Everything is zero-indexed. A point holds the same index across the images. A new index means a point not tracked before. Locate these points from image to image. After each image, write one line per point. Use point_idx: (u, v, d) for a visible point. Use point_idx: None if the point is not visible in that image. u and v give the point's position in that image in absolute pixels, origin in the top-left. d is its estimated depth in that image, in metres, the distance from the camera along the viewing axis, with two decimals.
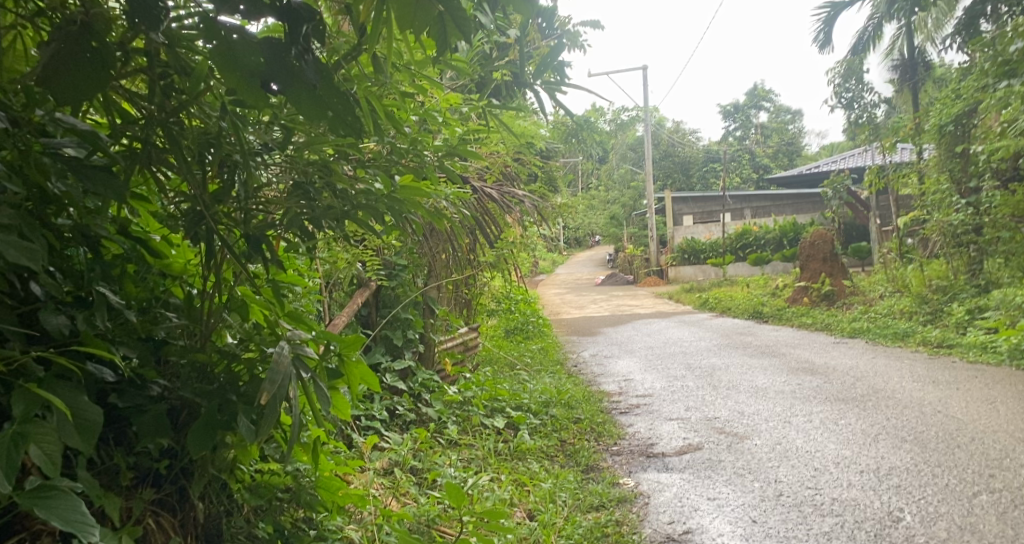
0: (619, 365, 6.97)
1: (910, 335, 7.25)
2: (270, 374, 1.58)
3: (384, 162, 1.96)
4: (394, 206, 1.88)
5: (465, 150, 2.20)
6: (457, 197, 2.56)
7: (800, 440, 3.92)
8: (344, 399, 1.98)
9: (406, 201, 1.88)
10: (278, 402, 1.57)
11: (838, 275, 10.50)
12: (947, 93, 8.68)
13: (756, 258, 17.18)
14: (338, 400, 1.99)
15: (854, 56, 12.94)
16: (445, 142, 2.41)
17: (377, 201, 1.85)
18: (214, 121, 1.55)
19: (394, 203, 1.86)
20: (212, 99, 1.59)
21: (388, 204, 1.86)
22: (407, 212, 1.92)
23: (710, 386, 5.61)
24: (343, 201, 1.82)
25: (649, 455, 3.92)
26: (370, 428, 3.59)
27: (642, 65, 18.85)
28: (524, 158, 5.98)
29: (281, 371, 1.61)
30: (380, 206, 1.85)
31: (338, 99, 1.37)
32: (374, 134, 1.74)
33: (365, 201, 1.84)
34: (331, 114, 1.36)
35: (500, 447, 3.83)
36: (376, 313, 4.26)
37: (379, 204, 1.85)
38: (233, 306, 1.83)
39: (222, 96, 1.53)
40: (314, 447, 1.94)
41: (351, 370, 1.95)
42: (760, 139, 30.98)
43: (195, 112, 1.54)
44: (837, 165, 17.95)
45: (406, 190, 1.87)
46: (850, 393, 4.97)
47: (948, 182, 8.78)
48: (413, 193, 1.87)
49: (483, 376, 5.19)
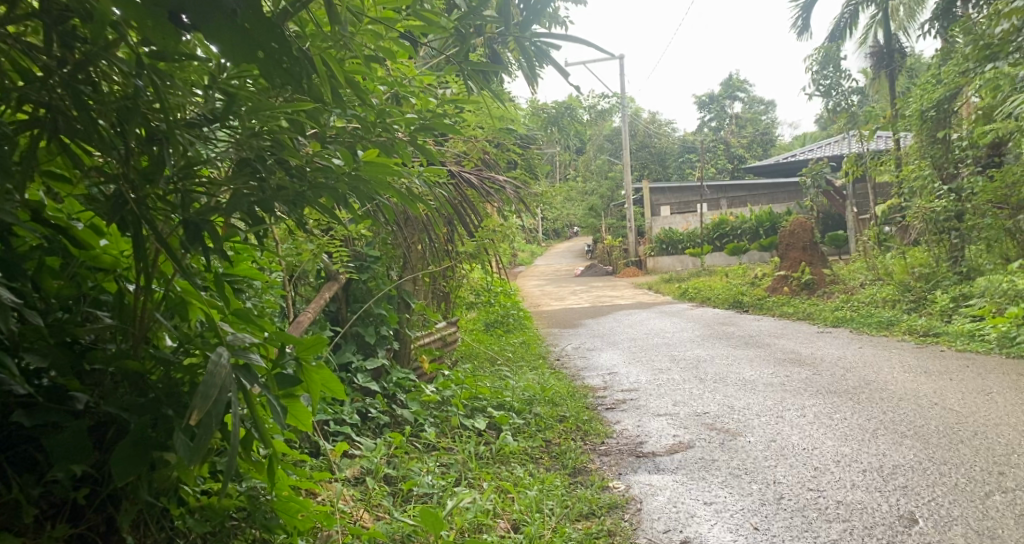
0: (602, 358, 6.76)
1: (895, 323, 7.10)
2: (204, 385, 1.33)
3: (347, 138, 1.74)
4: (356, 186, 1.64)
5: (442, 124, 1.98)
6: (433, 179, 2.34)
7: (795, 437, 3.73)
8: (302, 409, 1.75)
9: (372, 180, 1.66)
10: (214, 419, 1.33)
11: (819, 264, 10.37)
12: (927, 78, 8.54)
13: (735, 248, 17.05)
14: (298, 410, 1.77)
15: (831, 44, 12.81)
16: (418, 117, 2.18)
17: (337, 183, 1.61)
18: (131, 81, 1.32)
19: (357, 183, 1.63)
20: (128, 57, 1.35)
21: (349, 184, 1.63)
22: (374, 194, 1.69)
23: (697, 379, 5.42)
24: (298, 180, 1.58)
25: (638, 455, 3.72)
26: (340, 434, 3.37)
27: (618, 55, 18.65)
28: (499, 146, 5.73)
29: (221, 380, 1.36)
30: (341, 186, 1.62)
31: (270, 33, 1.20)
32: (333, 102, 1.51)
33: (324, 180, 1.60)
34: (261, 54, 1.21)
35: (482, 450, 3.61)
36: (346, 308, 4.01)
37: (339, 185, 1.61)
38: (171, 302, 1.59)
39: (136, 48, 1.32)
40: (270, 464, 1.70)
41: (311, 377, 1.74)
42: (735, 129, 30.97)
43: (109, 71, 1.31)
44: (813, 154, 17.87)
45: (371, 167, 1.64)
46: (842, 384, 4.80)
47: (930, 168, 8.52)
48: (378, 171, 1.64)
49: (462, 373, 4.95)
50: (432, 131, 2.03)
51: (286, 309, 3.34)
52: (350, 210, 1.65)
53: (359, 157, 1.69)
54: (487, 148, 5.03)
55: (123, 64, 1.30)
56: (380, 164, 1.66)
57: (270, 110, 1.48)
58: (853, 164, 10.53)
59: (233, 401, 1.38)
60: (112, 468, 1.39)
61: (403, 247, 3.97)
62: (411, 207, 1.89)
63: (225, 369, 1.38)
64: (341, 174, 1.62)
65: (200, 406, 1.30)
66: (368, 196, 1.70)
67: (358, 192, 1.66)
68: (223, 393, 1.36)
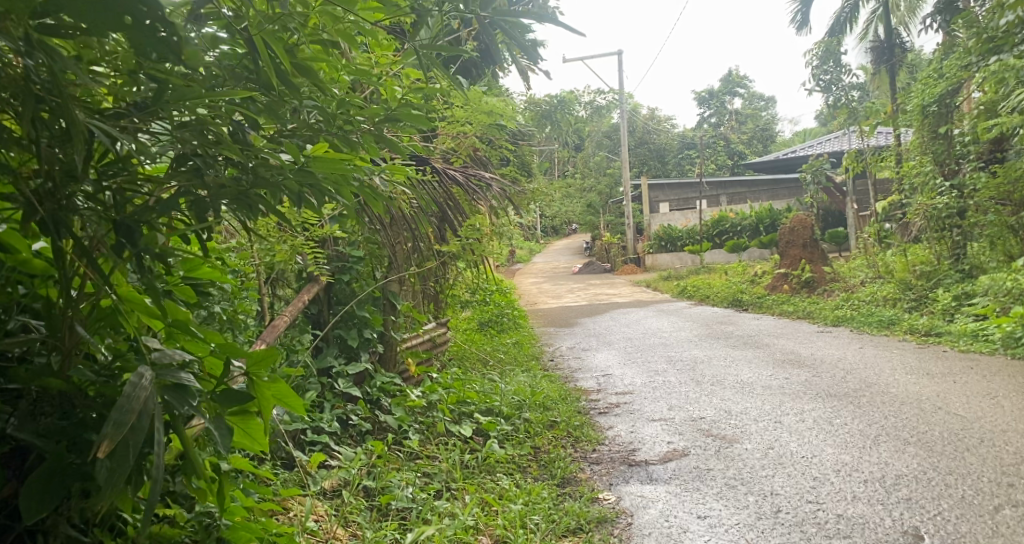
0: (597, 359, 6.62)
1: (896, 323, 6.95)
2: (118, 411, 1.18)
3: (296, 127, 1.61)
4: (308, 184, 1.54)
5: (408, 114, 1.85)
6: (398, 175, 2.22)
7: (793, 444, 3.59)
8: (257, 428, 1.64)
9: (322, 174, 1.54)
10: (131, 451, 1.18)
11: (818, 262, 10.21)
12: (929, 73, 8.34)
13: (734, 245, 16.88)
14: (251, 428, 1.66)
15: (831, 38, 12.65)
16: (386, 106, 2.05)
17: (287, 181, 1.51)
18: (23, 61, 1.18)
19: (306, 179, 1.51)
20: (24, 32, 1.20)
21: (300, 180, 1.52)
22: (326, 187, 1.57)
23: (693, 381, 5.28)
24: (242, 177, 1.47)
25: (630, 464, 3.58)
26: (317, 444, 3.25)
27: (617, 50, 18.46)
28: (490, 142, 5.57)
29: (141, 402, 1.22)
30: (288, 184, 1.51)
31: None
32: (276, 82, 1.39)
33: (271, 179, 1.50)
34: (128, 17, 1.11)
35: (468, 459, 3.48)
36: (327, 310, 3.87)
37: (289, 184, 1.51)
38: (93, 319, 1.47)
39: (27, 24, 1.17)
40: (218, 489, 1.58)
41: (262, 394, 1.62)
42: (735, 125, 30.79)
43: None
44: (813, 150, 17.69)
45: (322, 162, 1.52)
46: (842, 387, 4.65)
47: (931, 164, 8.35)
48: (330, 168, 1.52)
49: (451, 376, 4.81)
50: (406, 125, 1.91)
51: (262, 313, 3.23)
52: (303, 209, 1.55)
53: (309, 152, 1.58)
54: (475, 144, 4.88)
55: (5, 37, 1.14)
56: (331, 160, 1.54)
57: (206, 98, 1.36)
58: (854, 160, 10.38)
59: (159, 425, 1.24)
60: (22, 503, 1.26)
61: (387, 246, 3.83)
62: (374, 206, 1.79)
63: (148, 390, 1.25)
64: (291, 171, 1.51)
65: (111, 435, 1.15)
66: (324, 190, 1.59)
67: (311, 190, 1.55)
68: (148, 417, 1.23)
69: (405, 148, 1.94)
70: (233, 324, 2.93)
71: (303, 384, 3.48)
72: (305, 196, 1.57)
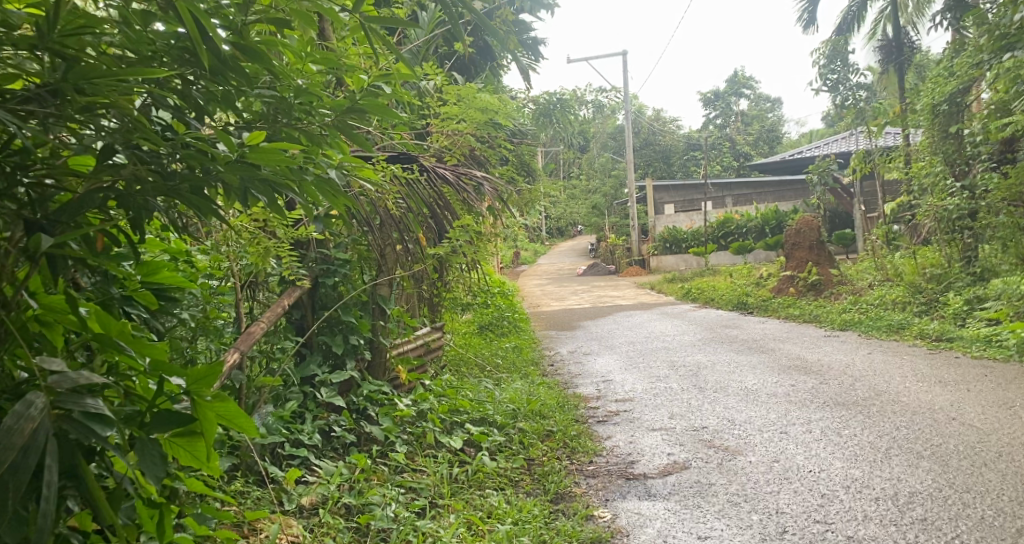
0: (598, 364, 6.45)
1: (906, 327, 6.75)
2: None
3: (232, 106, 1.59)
4: (248, 176, 1.52)
5: (370, 104, 1.79)
6: (360, 171, 2.16)
7: (800, 457, 3.41)
8: (203, 447, 1.57)
9: (258, 164, 1.52)
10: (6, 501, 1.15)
11: (826, 264, 9.99)
12: (939, 71, 8.11)
13: (740, 247, 16.67)
14: (196, 448, 1.58)
15: (839, 36, 12.43)
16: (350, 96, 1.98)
17: (224, 176, 1.50)
18: None
19: (244, 171, 1.50)
20: None
21: (236, 174, 1.51)
22: (263, 178, 1.56)
23: (696, 388, 5.10)
24: (166, 176, 1.46)
25: (628, 477, 3.43)
26: (297, 458, 3.27)
27: (622, 50, 18.23)
28: (487, 141, 5.41)
29: (25, 437, 1.19)
30: (229, 178, 1.51)
31: None
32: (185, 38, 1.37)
33: (204, 175, 1.49)
34: None
35: (457, 473, 3.41)
36: (311, 314, 3.76)
37: (223, 178, 1.50)
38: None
39: None
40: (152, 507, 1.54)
41: (205, 415, 1.53)
42: (741, 126, 30.47)
43: None
44: (820, 150, 17.43)
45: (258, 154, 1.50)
46: (850, 395, 4.45)
47: (941, 164, 8.11)
48: (266, 159, 1.50)
49: (445, 383, 4.67)
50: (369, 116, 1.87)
51: (237, 318, 3.20)
52: (245, 203, 1.56)
53: (245, 141, 1.57)
54: (469, 142, 4.75)
55: None
56: (269, 150, 1.52)
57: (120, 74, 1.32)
58: (861, 161, 10.15)
59: (51, 455, 1.21)
60: None
61: (374, 248, 3.72)
62: (329, 202, 1.75)
63: (34, 420, 1.21)
64: (223, 163, 1.50)
65: None
66: (265, 181, 1.57)
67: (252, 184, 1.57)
68: (34, 451, 1.20)
69: (367, 141, 1.89)
70: (204, 329, 2.92)
71: (283, 393, 3.51)
72: (246, 189, 1.58)
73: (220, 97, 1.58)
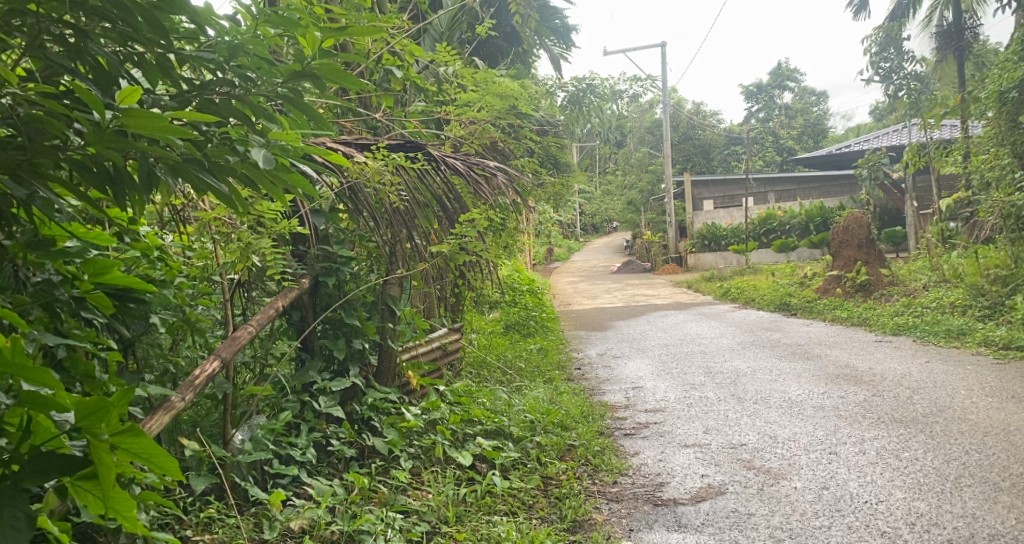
0: (629, 369, 6.04)
1: (967, 333, 6.21)
2: None
3: (167, 77, 1.52)
4: (124, 147, 1.36)
5: (323, 66, 1.61)
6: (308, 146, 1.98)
7: (852, 483, 3.00)
8: (123, 498, 1.29)
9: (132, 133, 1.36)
10: None
11: (876, 264, 9.39)
12: (1007, 55, 7.46)
13: (782, 245, 16.07)
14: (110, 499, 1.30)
15: (892, 22, 11.72)
16: (306, 57, 1.65)
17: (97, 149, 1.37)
18: None
19: (112, 143, 1.35)
20: None
21: (108, 145, 1.36)
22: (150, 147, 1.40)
23: (734, 398, 4.68)
24: (30, 148, 1.37)
25: (656, 503, 3.07)
26: (286, 477, 2.99)
27: (662, 41, 17.64)
28: (509, 129, 5.03)
29: None
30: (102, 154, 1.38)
31: None
32: None
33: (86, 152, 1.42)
34: None
35: (464, 496, 3.09)
36: (312, 318, 3.46)
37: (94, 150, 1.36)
38: None
39: None
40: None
41: (101, 457, 1.25)
42: (785, 120, 29.54)
43: None
44: (872, 144, 16.64)
45: (128, 120, 1.34)
46: (909, 410, 3.98)
47: (1009, 156, 7.46)
48: (139, 126, 1.34)
49: (460, 390, 4.35)
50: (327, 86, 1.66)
51: (223, 319, 2.90)
52: (144, 191, 1.47)
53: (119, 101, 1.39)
54: (488, 130, 4.39)
55: None
56: (139, 115, 1.34)
57: None
58: (917, 153, 9.51)
59: None
60: None
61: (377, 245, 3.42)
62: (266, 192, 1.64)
63: None
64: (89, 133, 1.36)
65: None
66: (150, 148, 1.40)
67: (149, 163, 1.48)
68: None
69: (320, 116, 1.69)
70: (181, 331, 2.67)
71: (278, 402, 3.25)
72: (149, 169, 1.49)
73: (153, 63, 1.51)
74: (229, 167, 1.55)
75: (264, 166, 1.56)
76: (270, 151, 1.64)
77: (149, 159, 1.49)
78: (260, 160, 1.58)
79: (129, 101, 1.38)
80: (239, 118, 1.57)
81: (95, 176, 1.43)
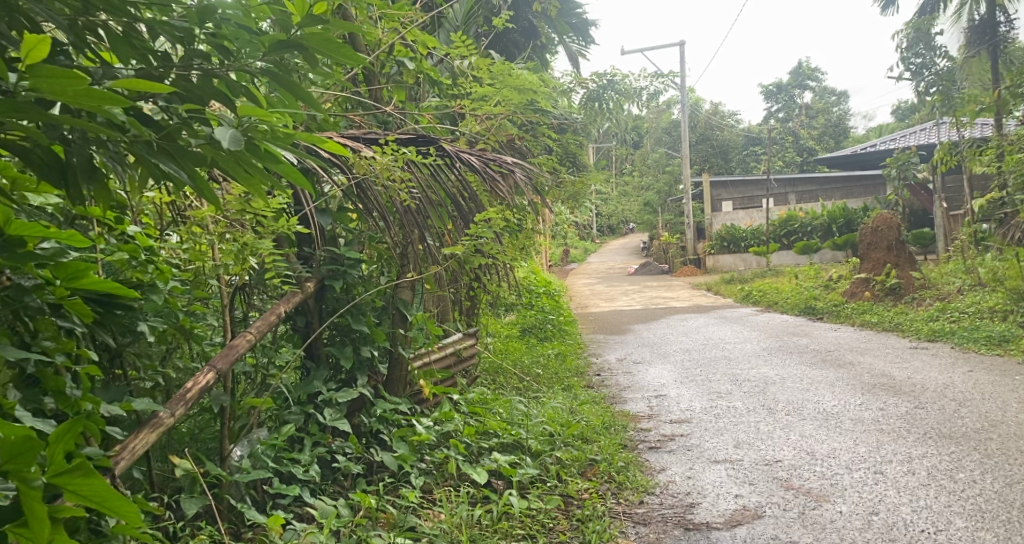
0: (651, 375, 5.79)
1: (1009, 340, 5.90)
2: None
3: (126, 50, 1.34)
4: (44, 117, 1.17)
5: (312, 33, 1.39)
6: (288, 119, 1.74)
7: (905, 508, 2.74)
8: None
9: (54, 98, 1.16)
10: None
11: (905, 267, 9.06)
12: None
13: (804, 247, 15.73)
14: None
15: (922, 17, 11.40)
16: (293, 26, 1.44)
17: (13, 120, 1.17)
18: None
19: (28, 114, 1.16)
20: None
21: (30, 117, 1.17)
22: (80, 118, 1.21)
23: (764, 409, 4.42)
24: None
25: (687, 527, 2.83)
26: (287, 498, 2.76)
27: (681, 40, 17.36)
28: (526, 125, 4.79)
29: None
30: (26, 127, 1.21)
31: None
32: None
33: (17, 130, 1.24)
34: None
35: (480, 518, 2.85)
36: (318, 323, 3.23)
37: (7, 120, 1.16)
38: None
39: None
40: None
41: (35, 505, 1.14)
42: (806, 119, 29.10)
43: None
44: (897, 144, 16.27)
45: (41, 79, 1.14)
46: (957, 425, 3.71)
47: None
48: (59, 90, 1.14)
49: (475, 399, 4.11)
50: (317, 60, 1.46)
51: (220, 325, 2.68)
52: (92, 186, 1.36)
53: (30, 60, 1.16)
54: (506, 125, 4.15)
55: None
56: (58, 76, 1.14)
57: None
58: (949, 152, 9.18)
59: None
60: None
61: (388, 246, 3.17)
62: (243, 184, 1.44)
63: None
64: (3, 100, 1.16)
65: None
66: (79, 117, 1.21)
67: (91, 148, 1.35)
68: None
69: (311, 96, 1.48)
70: (172, 339, 2.44)
71: (280, 414, 3.02)
72: (94, 152, 1.36)
73: (119, 37, 1.32)
74: (194, 153, 1.37)
75: (228, 145, 1.33)
76: (245, 133, 1.43)
77: (89, 144, 1.35)
78: (225, 139, 1.36)
79: (36, 52, 1.14)
80: (215, 98, 1.40)
81: (39, 166, 1.32)
